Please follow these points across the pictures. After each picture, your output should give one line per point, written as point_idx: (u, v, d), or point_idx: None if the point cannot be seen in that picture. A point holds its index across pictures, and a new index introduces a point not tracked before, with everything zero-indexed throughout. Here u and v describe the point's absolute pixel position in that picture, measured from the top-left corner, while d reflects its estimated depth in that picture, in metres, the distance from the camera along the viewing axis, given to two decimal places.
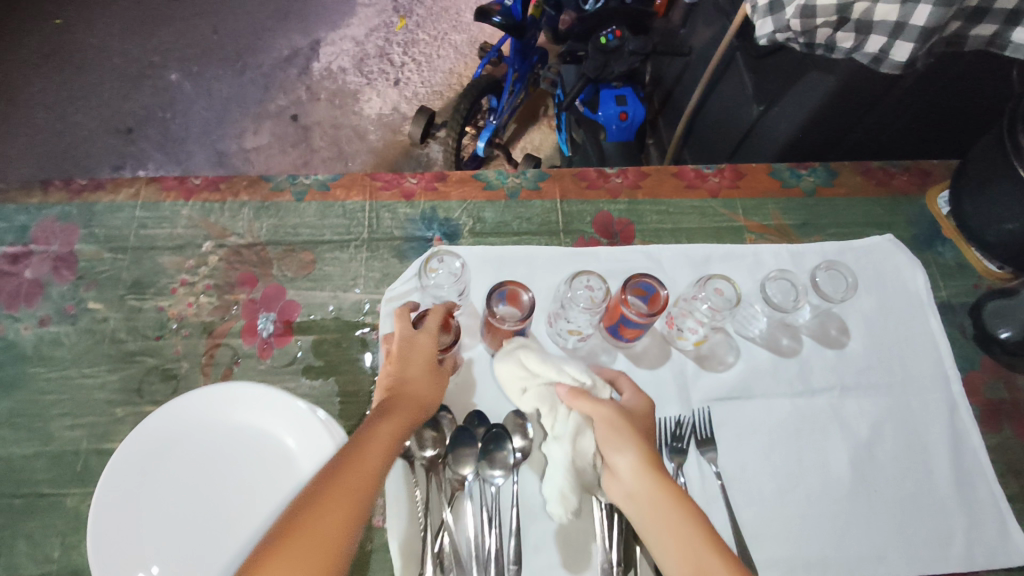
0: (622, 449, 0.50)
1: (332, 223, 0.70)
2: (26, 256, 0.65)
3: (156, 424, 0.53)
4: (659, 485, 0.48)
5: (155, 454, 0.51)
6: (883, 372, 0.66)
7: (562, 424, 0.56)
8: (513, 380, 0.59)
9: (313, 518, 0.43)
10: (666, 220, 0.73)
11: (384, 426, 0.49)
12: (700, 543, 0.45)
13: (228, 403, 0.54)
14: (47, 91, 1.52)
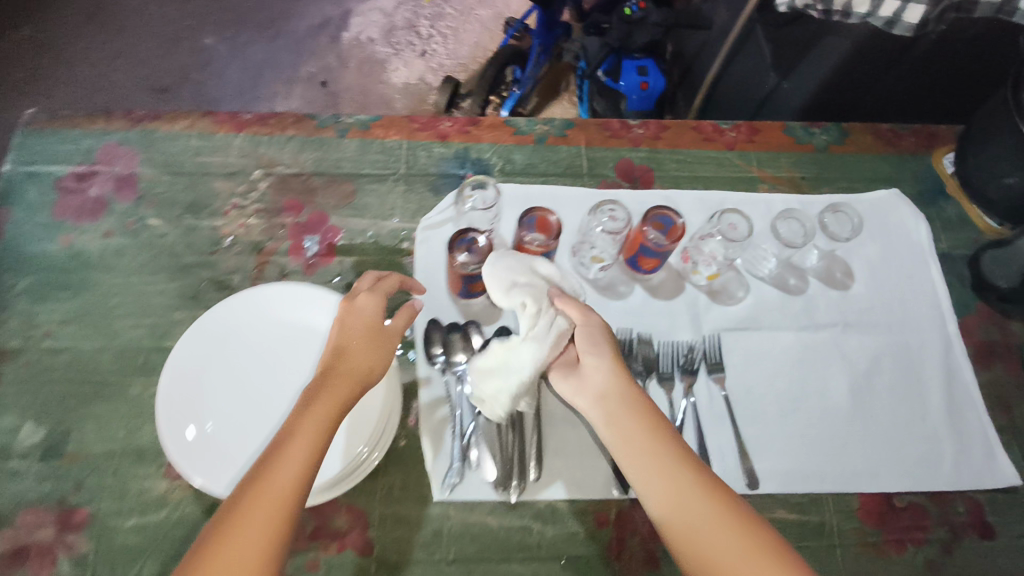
0: (597, 356, 0.56)
1: (372, 158, 0.75)
2: (92, 176, 0.71)
3: (211, 318, 0.57)
4: (628, 391, 0.54)
5: (216, 343, 0.57)
6: (885, 313, 0.71)
7: (541, 326, 0.57)
8: (509, 276, 0.59)
9: (302, 429, 0.47)
10: (684, 169, 0.77)
11: (336, 380, 0.51)
12: (663, 442, 0.51)
13: (280, 302, 0.59)
14: (88, 49, 1.58)
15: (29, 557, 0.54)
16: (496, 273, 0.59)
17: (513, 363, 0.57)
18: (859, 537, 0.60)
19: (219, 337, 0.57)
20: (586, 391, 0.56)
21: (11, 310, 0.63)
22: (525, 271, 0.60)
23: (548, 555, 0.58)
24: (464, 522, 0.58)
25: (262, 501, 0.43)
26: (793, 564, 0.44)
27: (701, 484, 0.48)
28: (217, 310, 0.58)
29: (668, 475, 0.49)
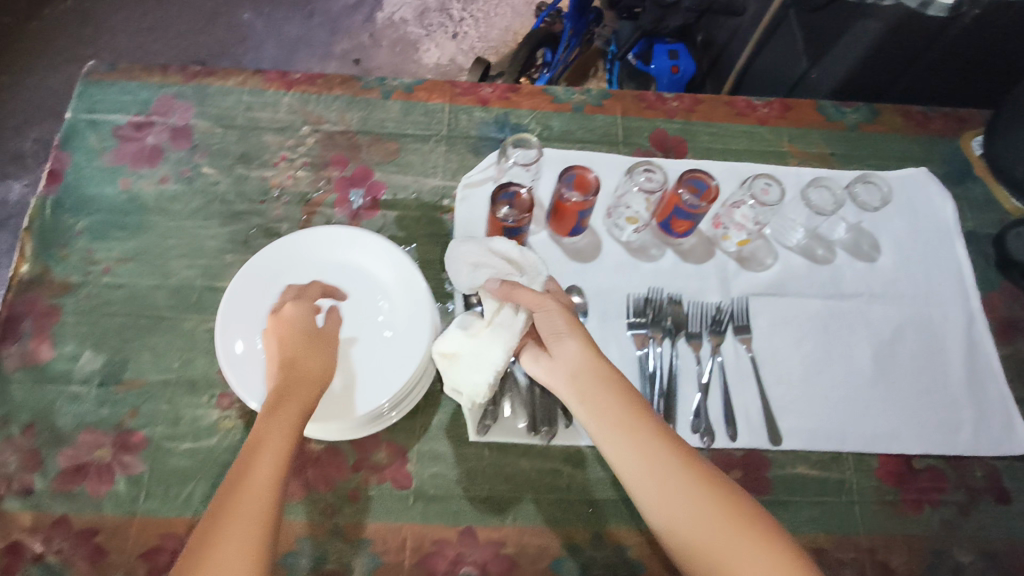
0: (566, 340, 0.56)
1: (415, 120, 0.77)
2: (148, 125, 0.74)
3: (266, 258, 0.61)
4: (600, 375, 0.55)
5: (272, 279, 0.61)
6: (910, 286, 0.72)
7: (506, 313, 0.58)
8: (466, 259, 0.62)
9: (275, 424, 0.48)
10: (716, 141, 0.79)
11: (296, 387, 0.51)
12: (639, 427, 0.52)
13: (331, 245, 0.63)
14: (130, 20, 1.62)
15: (89, 474, 0.57)
16: (456, 254, 0.63)
17: (475, 351, 0.57)
18: (877, 495, 0.62)
19: (274, 276, 0.61)
20: (557, 374, 0.56)
21: (72, 246, 0.66)
22: (482, 252, 0.62)
23: (576, 497, 0.60)
24: (497, 462, 0.61)
25: (248, 493, 0.44)
26: (778, 541, 0.46)
27: (682, 467, 0.50)
28: (270, 251, 0.61)
29: (648, 462, 0.50)
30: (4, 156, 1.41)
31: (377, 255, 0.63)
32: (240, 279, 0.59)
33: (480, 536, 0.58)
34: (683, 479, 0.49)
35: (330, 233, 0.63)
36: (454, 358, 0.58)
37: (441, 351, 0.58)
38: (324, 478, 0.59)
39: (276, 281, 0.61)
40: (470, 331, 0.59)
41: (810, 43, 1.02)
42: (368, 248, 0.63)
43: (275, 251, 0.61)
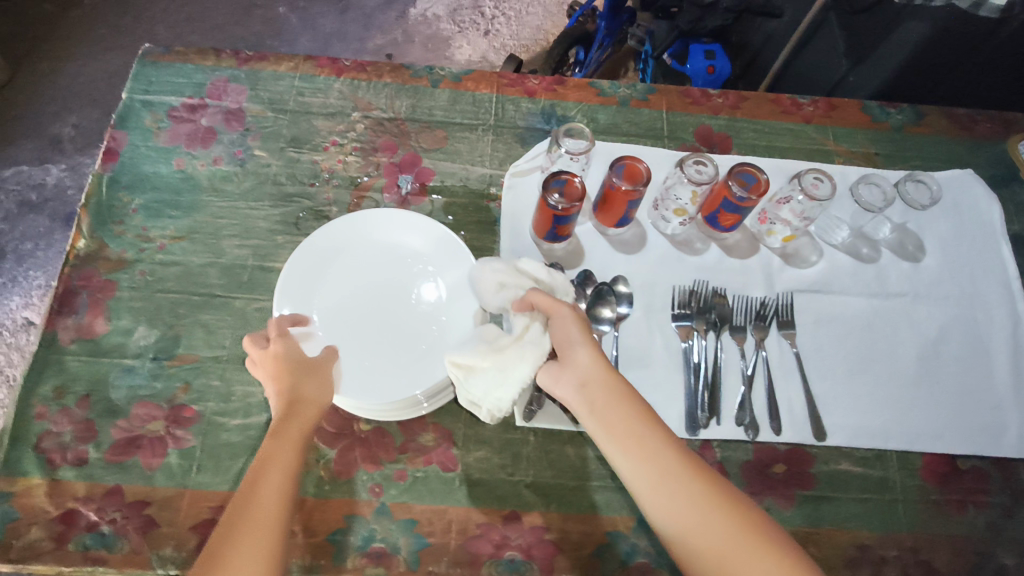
0: (578, 348, 0.55)
1: (462, 109, 0.78)
2: (202, 108, 0.75)
3: (328, 232, 0.63)
4: (611, 388, 0.53)
5: (329, 256, 0.62)
6: (955, 286, 0.72)
7: (535, 331, 0.56)
8: (492, 278, 0.59)
9: (278, 453, 0.49)
10: (761, 138, 0.79)
11: (294, 415, 0.51)
12: (651, 440, 0.51)
13: (390, 227, 0.64)
14: (168, 11, 1.64)
15: (141, 446, 0.58)
16: (481, 276, 0.59)
17: (504, 367, 0.55)
18: (923, 495, 0.62)
19: (334, 251, 0.62)
20: (568, 384, 0.55)
21: (129, 223, 0.68)
22: (509, 270, 0.59)
23: (619, 485, 0.60)
24: (542, 448, 0.61)
25: (257, 518, 0.45)
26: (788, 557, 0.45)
27: (697, 483, 0.49)
28: (328, 228, 0.63)
29: (660, 476, 0.49)
30: (43, 141, 1.43)
31: (434, 240, 0.64)
32: (300, 251, 0.61)
33: (525, 520, 0.58)
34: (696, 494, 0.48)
35: (390, 214, 0.65)
36: (475, 371, 0.55)
37: (461, 361, 0.55)
38: (372, 457, 0.59)
39: (336, 257, 0.62)
40: (495, 345, 0.56)
41: (851, 45, 1.02)
42: (425, 232, 0.64)
43: (337, 227, 0.63)
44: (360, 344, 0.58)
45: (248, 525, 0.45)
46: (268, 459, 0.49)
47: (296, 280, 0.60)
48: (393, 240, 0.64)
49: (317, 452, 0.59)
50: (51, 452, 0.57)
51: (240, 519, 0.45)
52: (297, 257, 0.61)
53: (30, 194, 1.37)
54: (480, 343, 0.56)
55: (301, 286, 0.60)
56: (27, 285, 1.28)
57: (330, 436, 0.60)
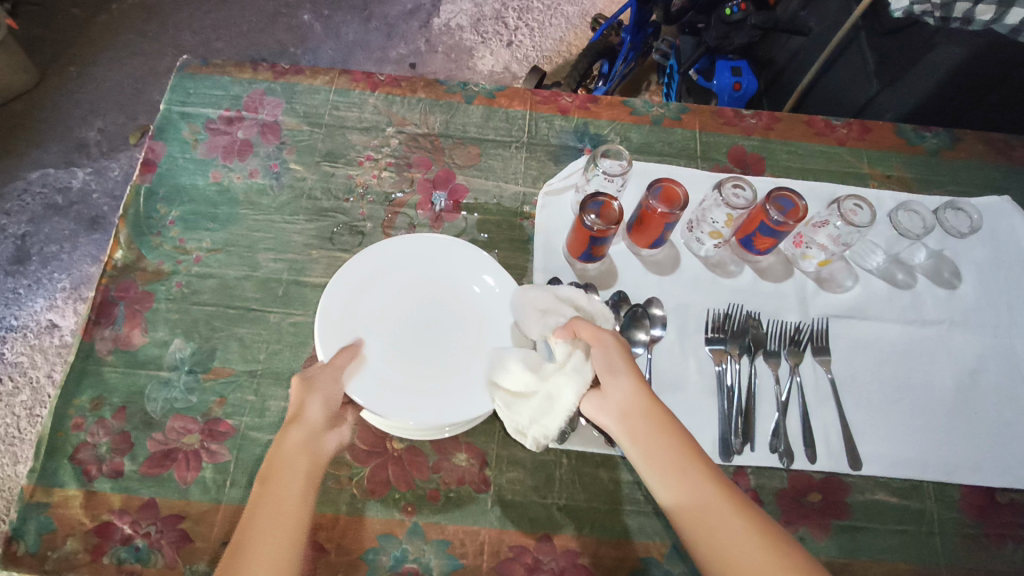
0: (620, 379, 0.55)
1: (496, 125, 0.78)
2: (239, 120, 0.76)
3: (363, 260, 0.62)
4: (651, 416, 0.53)
5: (365, 282, 0.62)
6: (992, 314, 0.71)
7: (577, 359, 0.56)
8: (534, 306, 0.59)
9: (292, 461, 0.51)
10: (796, 160, 0.79)
11: (288, 440, 0.52)
12: (690, 471, 0.50)
13: (424, 251, 0.65)
14: (194, 17, 1.66)
15: (176, 460, 0.58)
16: (523, 302, 0.60)
17: (546, 395, 0.56)
18: (960, 528, 0.61)
19: (371, 278, 0.62)
20: (610, 412, 0.55)
21: (166, 235, 0.68)
22: (551, 298, 0.60)
23: (652, 509, 0.59)
24: (575, 470, 0.61)
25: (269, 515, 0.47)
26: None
27: (731, 511, 0.48)
28: (363, 256, 0.63)
29: (697, 499, 0.49)
30: (69, 144, 1.44)
31: (470, 259, 0.64)
32: (337, 279, 0.61)
33: (557, 544, 0.57)
34: (730, 521, 0.48)
35: (421, 239, 0.65)
36: (516, 400, 0.56)
37: (504, 389, 0.56)
38: (404, 477, 0.59)
39: (373, 283, 0.62)
40: (539, 373, 0.56)
41: (880, 66, 1.01)
42: (459, 252, 0.65)
43: (372, 254, 0.63)
44: (406, 366, 0.58)
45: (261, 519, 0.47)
46: (267, 491, 0.49)
47: (337, 307, 0.59)
48: (428, 263, 0.64)
49: (350, 470, 0.59)
50: (87, 464, 0.57)
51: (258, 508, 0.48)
52: (333, 285, 0.60)
53: (56, 197, 1.38)
54: (523, 370, 0.56)
55: (342, 313, 0.59)
56: (51, 287, 1.29)
57: (363, 453, 0.60)
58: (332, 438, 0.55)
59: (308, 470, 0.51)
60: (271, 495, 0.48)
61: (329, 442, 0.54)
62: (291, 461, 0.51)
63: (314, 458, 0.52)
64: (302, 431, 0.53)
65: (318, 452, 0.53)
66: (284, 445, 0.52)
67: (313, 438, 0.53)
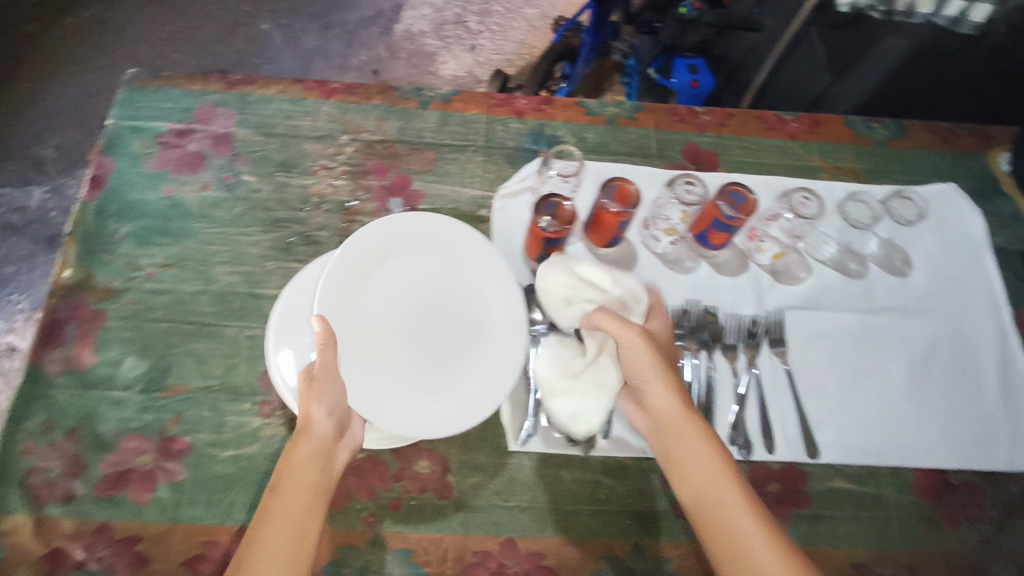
0: (653, 387, 0.56)
1: (452, 130, 0.78)
2: (190, 133, 0.75)
3: (368, 242, 0.57)
4: (685, 417, 0.55)
5: (366, 270, 0.58)
6: (941, 300, 0.73)
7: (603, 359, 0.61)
8: (559, 295, 0.62)
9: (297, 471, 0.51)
10: (749, 155, 0.80)
11: (298, 451, 0.52)
12: (717, 469, 0.52)
13: (432, 240, 0.61)
14: (150, 29, 1.63)
15: (131, 481, 0.57)
16: (549, 287, 0.63)
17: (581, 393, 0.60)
18: (915, 510, 0.63)
19: (358, 272, 0.57)
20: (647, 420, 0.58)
21: (116, 251, 0.67)
22: (573, 281, 0.63)
23: (617, 509, 0.60)
24: (537, 473, 0.61)
25: (274, 532, 0.47)
26: None
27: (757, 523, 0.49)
28: (368, 236, 0.57)
29: (722, 508, 0.50)
30: (24, 162, 1.41)
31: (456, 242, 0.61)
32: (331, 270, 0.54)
33: (522, 547, 0.58)
34: (747, 521, 0.49)
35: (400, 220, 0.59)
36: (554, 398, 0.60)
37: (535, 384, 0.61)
38: (366, 487, 0.59)
39: (370, 274, 0.58)
40: (571, 371, 0.61)
41: (832, 59, 1.03)
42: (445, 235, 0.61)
43: (359, 243, 0.57)
44: (401, 376, 0.57)
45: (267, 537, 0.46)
46: (272, 505, 0.48)
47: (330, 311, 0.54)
48: (427, 249, 0.61)
49: None
50: (38, 489, 0.55)
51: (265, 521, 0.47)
52: (334, 272, 0.54)
53: (12, 217, 1.35)
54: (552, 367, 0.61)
55: (336, 317, 0.55)
56: (9, 309, 1.27)
57: None
58: (340, 449, 0.55)
59: (317, 482, 0.51)
60: (279, 509, 0.48)
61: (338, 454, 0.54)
62: (301, 473, 0.51)
63: (325, 471, 0.52)
64: (312, 442, 0.52)
65: (330, 464, 0.53)
66: (295, 457, 0.51)
67: (323, 449, 0.53)
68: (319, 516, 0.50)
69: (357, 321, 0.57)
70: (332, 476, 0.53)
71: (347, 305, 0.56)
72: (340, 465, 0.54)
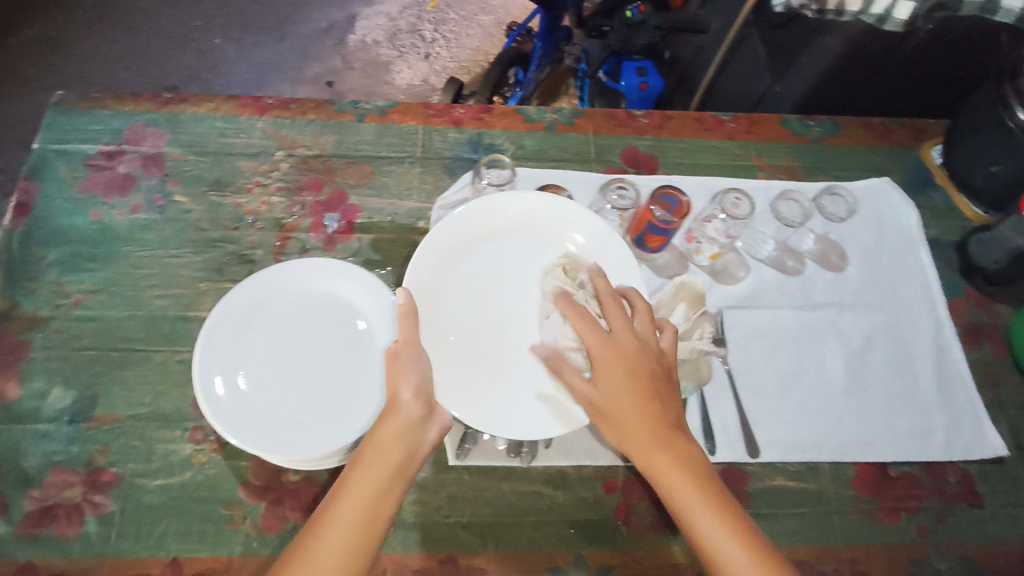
0: (609, 367, 0.56)
1: (389, 142, 0.77)
2: (119, 154, 0.73)
3: (472, 221, 0.64)
4: (638, 409, 0.54)
5: (464, 247, 0.63)
6: (878, 294, 0.74)
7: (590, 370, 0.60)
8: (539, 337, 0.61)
9: (380, 448, 0.51)
10: (687, 157, 0.80)
11: (385, 429, 0.52)
12: (669, 443, 0.53)
13: (543, 231, 0.66)
14: (98, 47, 1.60)
15: (57, 516, 0.55)
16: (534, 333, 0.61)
17: None
18: (855, 504, 0.63)
19: (452, 254, 0.62)
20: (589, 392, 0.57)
21: (42, 279, 0.65)
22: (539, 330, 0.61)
23: (559, 519, 0.60)
24: (478, 486, 0.61)
25: (342, 512, 0.48)
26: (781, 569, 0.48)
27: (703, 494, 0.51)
28: (473, 215, 0.64)
29: (672, 480, 0.52)
30: None
31: (550, 212, 0.65)
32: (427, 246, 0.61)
33: (463, 563, 0.57)
34: (693, 491, 0.51)
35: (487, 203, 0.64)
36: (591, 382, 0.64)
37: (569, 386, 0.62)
38: (302, 509, 0.58)
39: (467, 252, 0.63)
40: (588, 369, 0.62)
41: (772, 59, 1.05)
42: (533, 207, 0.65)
43: (450, 230, 0.63)
44: (473, 362, 0.59)
45: (334, 513, 0.48)
46: (349, 480, 0.50)
47: (419, 295, 0.60)
48: (533, 234, 0.65)
49: (244, 508, 0.57)
50: None
51: (338, 497, 0.49)
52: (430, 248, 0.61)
53: None
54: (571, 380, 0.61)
55: (426, 299, 0.60)
56: None
57: (257, 489, 0.58)
58: (433, 427, 0.54)
59: (396, 465, 0.51)
60: (356, 487, 0.50)
61: (428, 434, 0.53)
62: (382, 452, 0.51)
63: (408, 453, 0.52)
64: (400, 422, 0.52)
65: (415, 446, 0.52)
66: (381, 435, 0.52)
67: (410, 430, 0.52)
68: (393, 500, 0.50)
69: (448, 298, 0.61)
70: (416, 458, 0.52)
71: (443, 284, 0.61)
72: (430, 444, 0.53)
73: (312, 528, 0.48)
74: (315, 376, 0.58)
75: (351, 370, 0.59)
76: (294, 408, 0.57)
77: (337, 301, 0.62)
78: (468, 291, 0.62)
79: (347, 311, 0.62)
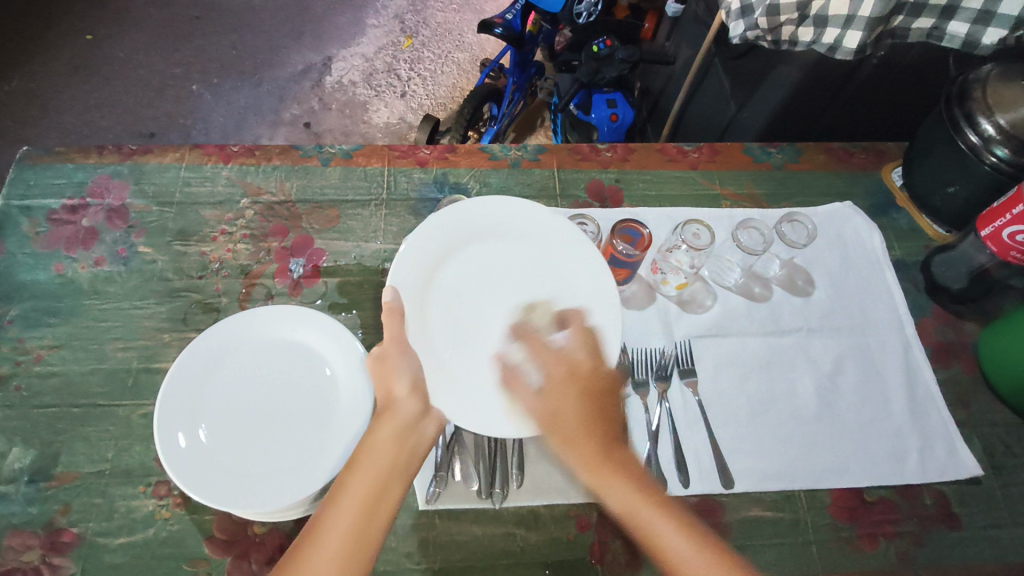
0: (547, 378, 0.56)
1: (354, 185, 0.78)
2: (83, 208, 0.73)
3: (456, 217, 0.63)
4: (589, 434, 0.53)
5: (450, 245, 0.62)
6: (845, 317, 0.74)
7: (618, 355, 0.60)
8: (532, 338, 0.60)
9: (372, 450, 0.51)
10: (651, 188, 0.81)
11: (381, 431, 0.52)
12: (629, 470, 0.52)
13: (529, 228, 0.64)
14: (77, 98, 1.61)
15: None
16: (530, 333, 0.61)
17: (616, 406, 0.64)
18: (833, 532, 0.62)
19: (439, 255, 0.62)
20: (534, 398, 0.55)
21: (4, 336, 0.65)
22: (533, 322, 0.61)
23: (531, 560, 0.59)
24: (447, 531, 0.60)
25: (337, 516, 0.48)
26: None
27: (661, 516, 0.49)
28: (457, 213, 0.63)
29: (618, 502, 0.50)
30: None
31: (521, 215, 0.65)
32: (412, 242, 0.61)
33: None
34: (660, 520, 0.49)
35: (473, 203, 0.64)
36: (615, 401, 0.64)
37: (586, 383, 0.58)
38: (269, 562, 0.56)
39: (450, 253, 0.62)
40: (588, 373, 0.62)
41: (735, 89, 1.07)
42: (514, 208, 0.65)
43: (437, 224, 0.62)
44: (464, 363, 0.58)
45: (332, 517, 0.48)
46: (346, 484, 0.50)
47: (406, 294, 0.59)
48: (515, 235, 0.64)
49: (209, 564, 0.56)
50: None
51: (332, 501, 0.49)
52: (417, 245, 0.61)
53: None
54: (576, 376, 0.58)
55: (414, 299, 0.59)
56: None
57: (223, 544, 0.57)
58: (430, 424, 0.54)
59: (395, 463, 0.51)
60: (350, 489, 0.49)
61: (425, 431, 0.53)
62: (381, 452, 0.51)
63: (407, 452, 0.52)
64: (395, 421, 0.53)
65: (414, 445, 0.52)
66: (379, 436, 0.52)
67: (407, 430, 0.53)
68: (393, 497, 0.50)
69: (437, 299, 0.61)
70: (416, 456, 0.52)
71: (430, 282, 0.61)
72: (431, 438, 0.54)
73: (309, 536, 0.48)
74: (285, 424, 0.58)
75: (320, 415, 0.59)
76: (262, 457, 0.56)
77: (302, 349, 0.62)
78: (457, 294, 0.61)
79: (314, 362, 0.61)
